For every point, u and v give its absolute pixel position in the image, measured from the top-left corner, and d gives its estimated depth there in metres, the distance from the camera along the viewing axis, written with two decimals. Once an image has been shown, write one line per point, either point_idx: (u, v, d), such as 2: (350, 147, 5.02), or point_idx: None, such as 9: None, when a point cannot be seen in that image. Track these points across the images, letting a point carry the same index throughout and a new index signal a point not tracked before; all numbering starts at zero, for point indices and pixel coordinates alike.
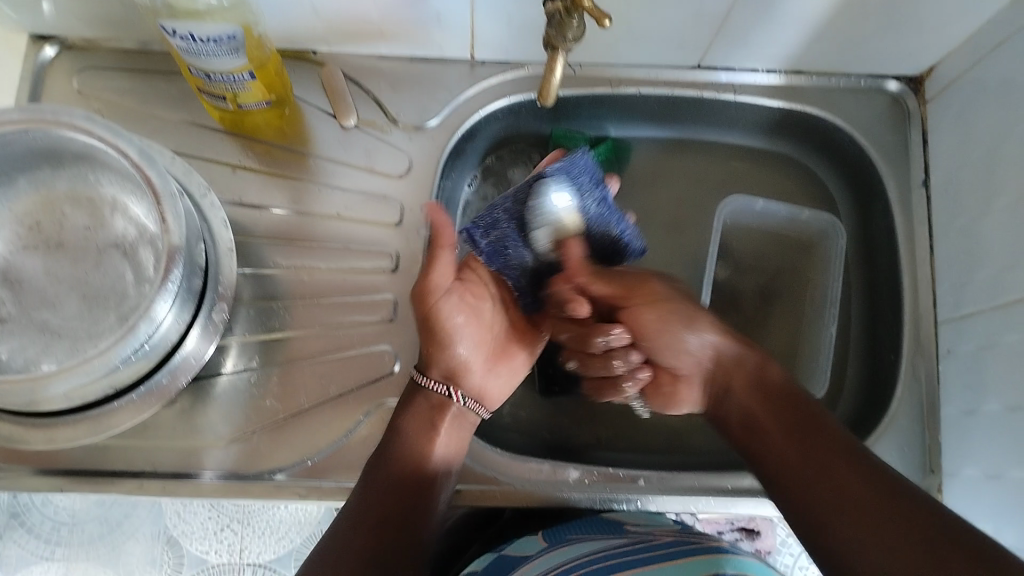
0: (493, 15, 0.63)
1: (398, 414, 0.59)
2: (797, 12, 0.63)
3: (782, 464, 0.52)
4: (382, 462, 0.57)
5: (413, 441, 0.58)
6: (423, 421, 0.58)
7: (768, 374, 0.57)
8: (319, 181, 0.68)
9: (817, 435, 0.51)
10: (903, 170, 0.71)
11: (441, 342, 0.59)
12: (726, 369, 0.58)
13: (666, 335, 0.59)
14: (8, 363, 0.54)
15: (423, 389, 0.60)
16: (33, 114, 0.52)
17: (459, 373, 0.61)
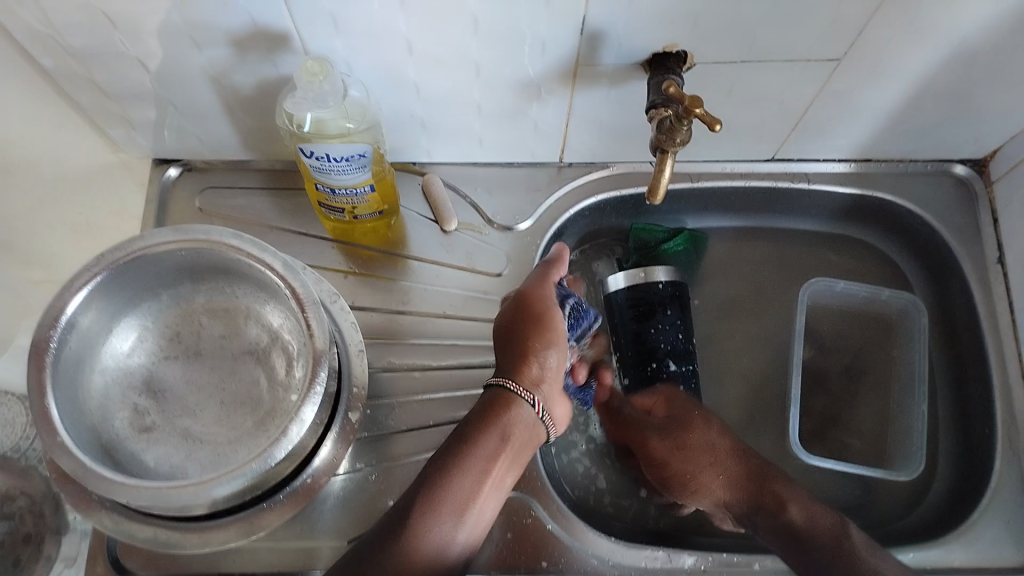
0: (587, 124, 0.68)
1: (472, 420, 0.58)
2: (870, 108, 0.67)
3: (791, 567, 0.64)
4: (441, 476, 0.56)
5: (476, 464, 0.57)
6: (491, 441, 0.57)
7: (789, 512, 0.64)
8: (423, 282, 0.72)
9: (821, 545, 0.61)
10: (977, 248, 0.75)
11: (546, 353, 0.62)
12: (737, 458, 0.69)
13: (680, 488, 0.69)
14: (155, 469, 0.57)
15: (510, 398, 0.60)
16: (187, 235, 0.58)
17: (540, 381, 0.62)
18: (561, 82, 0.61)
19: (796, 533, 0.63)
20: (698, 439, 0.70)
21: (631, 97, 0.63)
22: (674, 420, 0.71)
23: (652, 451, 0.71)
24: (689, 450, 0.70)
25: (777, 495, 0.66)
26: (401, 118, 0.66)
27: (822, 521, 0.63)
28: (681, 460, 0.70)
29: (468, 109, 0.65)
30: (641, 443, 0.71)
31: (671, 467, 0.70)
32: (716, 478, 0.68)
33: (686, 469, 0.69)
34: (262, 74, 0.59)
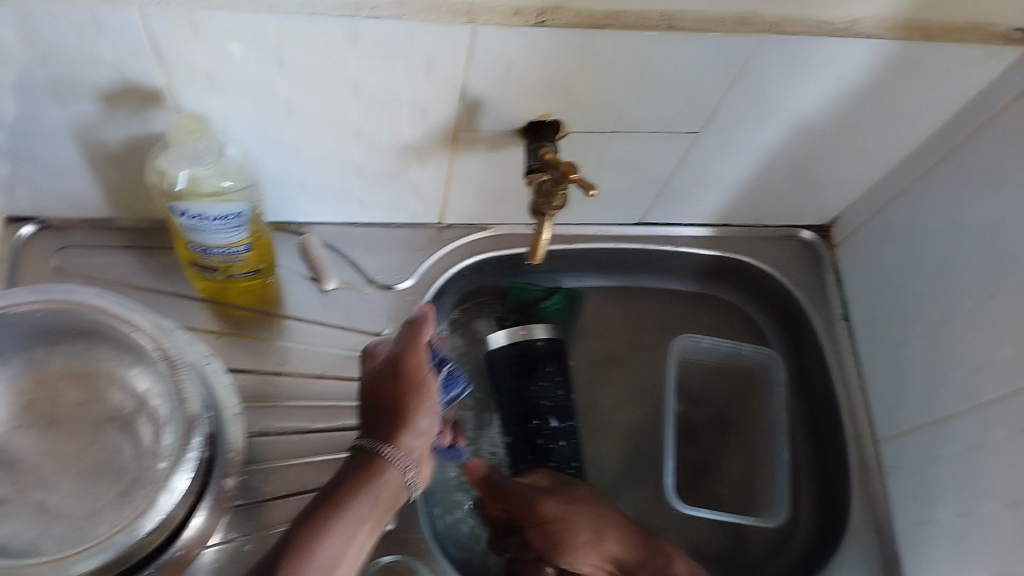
0: (467, 187, 0.70)
1: (338, 482, 0.54)
2: (730, 177, 0.73)
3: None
4: (296, 540, 0.50)
5: (345, 521, 0.52)
6: (359, 503, 0.53)
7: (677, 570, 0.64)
8: (301, 342, 0.71)
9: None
10: (825, 306, 0.82)
11: (417, 412, 0.57)
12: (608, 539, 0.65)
13: (561, 552, 0.64)
14: (2, 550, 0.52)
15: (376, 458, 0.55)
16: (50, 298, 0.57)
17: (415, 446, 0.57)
18: (442, 147, 0.63)
19: None
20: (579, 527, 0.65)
21: (509, 161, 0.66)
22: (550, 486, 0.68)
23: (540, 515, 0.65)
24: (569, 519, 0.65)
25: (660, 557, 0.65)
26: (282, 178, 0.65)
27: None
28: (566, 527, 0.65)
29: (349, 171, 0.65)
30: (529, 511, 0.66)
31: (554, 534, 0.65)
32: (596, 543, 0.65)
33: (571, 536, 0.65)
34: (133, 130, 0.57)
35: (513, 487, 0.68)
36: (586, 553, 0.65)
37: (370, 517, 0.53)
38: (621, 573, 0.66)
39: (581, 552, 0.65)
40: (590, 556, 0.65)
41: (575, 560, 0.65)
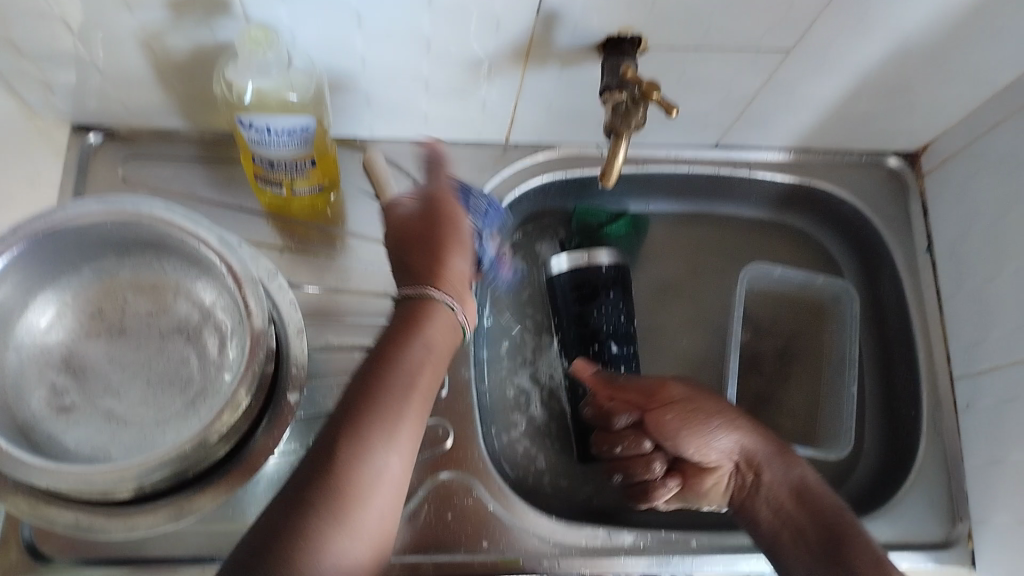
0: (535, 104, 0.67)
1: (387, 331, 0.56)
2: (814, 99, 0.68)
3: (810, 558, 0.57)
4: (363, 389, 0.51)
5: (400, 372, 0.53)
6: (413, 337, 0.55)
7: (797, 472, 0.62)
8: (362, 260, 0.70)
9: (829, 519, 0.59)
10: (908, 238, 0.78)
11: (449, 251, 0.61)
12: (755, 454, 0.63)
13: (692, 434, 0.62)
14: (75, 453, 0.54)
15: (424, 301, 0.58)
16: (114, 207, 0.55)
17: (454, 286, 0.61)
18: (514, 62, 0.60)
19: (802, 499, 0.61)
20: (714, 416, 0.63)
21: (582, 77, 0.63)
22: (682, 380, 0.65)
23: (672, 400, 0.64)
24: (705, 406, 0.63)
25: (786, 459, 0.63)
26: (346, 90, 0.63)
27: (823, 494, 0.61)
28: (703, 414, 0.63)
29: (414, 84, 0.63)
30: (660, 394, 0.64)
31: (684, 417, 0.63)
32: (739, 435, 0.63)
33: (707, 422, 0.62)
34: (198, 38, 0.56)
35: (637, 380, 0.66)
36: (722, 441, 0.62)
37: (423, 364, 0.54)
38: (750, 466, 0.63)
39: (716, 438, 0.62)
40: (721, 445, 0.63)
41: (699, 446, 0.62)
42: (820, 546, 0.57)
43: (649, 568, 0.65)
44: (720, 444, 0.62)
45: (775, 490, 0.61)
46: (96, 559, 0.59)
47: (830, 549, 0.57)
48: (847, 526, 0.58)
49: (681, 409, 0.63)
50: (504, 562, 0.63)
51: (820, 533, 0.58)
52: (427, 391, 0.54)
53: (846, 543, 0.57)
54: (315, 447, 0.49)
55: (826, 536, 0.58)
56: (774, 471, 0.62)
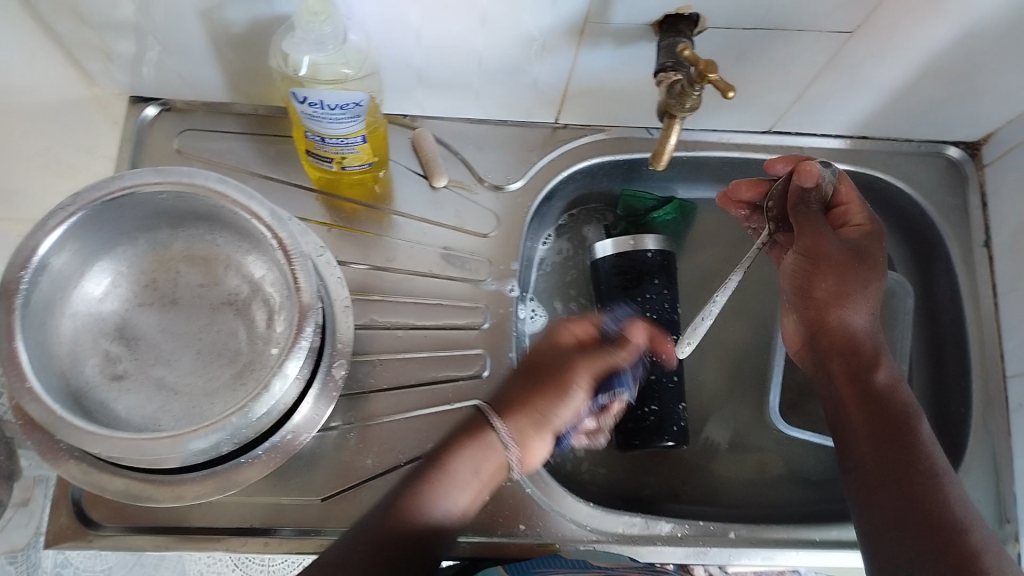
0: (588, 84, 0.66)
1: (450, 441, 0.57)
2: (876, 83, 0.66)
3: (864, 444, 0.57)
4: (420, 475, 0.55)
5: (455, 482, 0.55)
6: (470, 467, 0.56)
7: (879, 374, 0.59)
8: (407, 237, 0.70)
9: (901, 426, 0.57)
10: (965, 229, 0.75)
11: (546, 400, 0.59)
12: (879, 349, 0.61)
13: (860, 291, 0.61)
14: (127, 420, 0.55)
15: (487, 429, 0.57)
16: (170, 179, 0.56)
17: (528, 432, 0.58)
18: (567, 39, 0.59)
19: (879, 401, 0.58)
20: (854, 300, 0.61)
21: (638, 57, 0.62)
22: (876, 234, 0.63)
23: (867, 256, 0.62)
24: (881, 261, 0.63)
25: (873, 353, 0.61)
26: (398, 67, 0.63)
27: (902, 394, 0.59)
28: (867, 277, 0.61)
29: (467, 61, 0.63)
30: (812, 248, 0.61)
31: (843, 277, 0.61)
32: (860, 325, 0.61)
33: (828, 289, 0.61)
34: (255, 10, 0.56)
35: (857, 212, 0.65)
36: (854, 320, 0.61)
37: (475, 481, 0.56)
38: (822, 332, 0.62)
39: (851, 308, 0.61)
40: (807, 310, 0.63)
41: (843, 314, 0.61)
42: (889, 481, 0.55)
43: (687, 558, 0.64)
44: (857, 320, 0.61)
45: (841, 386, 0.61)
46: (142, 527, 0.60)
47: (903, 480, 0.54)
48: (918, 444, 0.56)
49: (841, 262, 0.61)
50: (540, 546, 0.63)
51: (883, 438, 0.57)
52: (478, 491, 0.56)
53: (911, 473, 0.54)
54: (378, 505, 0.53)
55: (887, 436, 0.57)
56: (875, 363, 0.60)
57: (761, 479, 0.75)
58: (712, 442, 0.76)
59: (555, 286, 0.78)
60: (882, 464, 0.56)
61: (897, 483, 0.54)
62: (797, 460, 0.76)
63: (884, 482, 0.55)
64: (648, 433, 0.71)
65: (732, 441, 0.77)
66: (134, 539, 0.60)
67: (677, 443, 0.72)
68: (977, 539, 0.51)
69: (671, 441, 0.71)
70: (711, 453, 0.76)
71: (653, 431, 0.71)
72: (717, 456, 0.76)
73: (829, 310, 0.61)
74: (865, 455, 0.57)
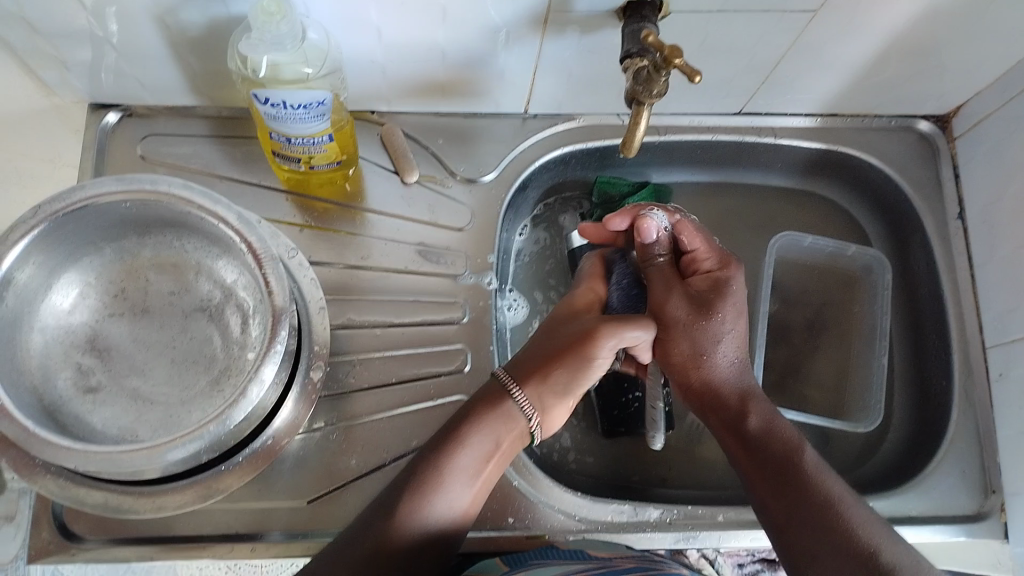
0: (555, 72, 0.66)
1: (464, 412, 0.57)
2: (843, 60, 0.66)
3: (758, 486, 0.56)
4: (415, 469, 0.54)
5: (470, 459, 0.55)
6: (492, 438, 0.56)
7: (749, 420, 0.58)
8: (381, 234, 0.69)
9: (784, 464, 0.56)
10: (938, 203, 0.75)
11: (558, 365, 0.59)
12: (743, 395, 0.60)
13: (702, 336, 0.60)
14: (102, 433, 0.54)
15: (506, 402, 0.58)
16: (133, 186, 0.55)
17: (543, 397, 0.59)
18: (531, 28, 0.59)
19: (770, 440, 0.57)
20: (714, 343, 0.60)
21: (603, 44, 0.61)
22: (724, 281, 0.60)
23: (717, 305, 0.59)
24: (733, 308, 0.60)
25: (741, 400, 0.60)
26: (361, 63, 0.62)
27: (780, 433, 0.58)
28: (716, 325, 0.59)
29: (431, 55, 0.62)
30: (660, 309, 0.61)
31: (691, 334, 0.60)
32: (726, 371, 0.60)
33: (683, 351, 0.60)
34: (212, 11, 0.55)
35: (707, 254, 0.62)
36: (717, 372, 0.60)
37: (487, 465, 0.56)
38: (699, 390, 0.61)
39: (710, 360, 0.60)
40: (678, 369, 0.62)
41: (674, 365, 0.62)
42: (800, 525, 0.53)
43: (676, 543, 0.65)
44: (719, 370, 0.60)
45: (722, 434, 0.60)
46: (125, 538, 0.60)
47: (805, 517, 0.53)
48: (810, 479, 0.54)
49: (664, 315, 0.61)
50: (529, 538, 0.63)
51: (770, 477, 0.56)
52: (493, 471, 0.57)
53: (828, 526, 0.52)
54: (373, 507, 0.52)
55: (781, 478, 0.55)
56: (745, 410, 0.59)
57: None
58: (696, 425, 0.76)
59: (534, 276, 0.78)
60: (787, 504, 0.54)
61: (802, 522, 0.53)
62: None
63: (795, 522, 0.53)
64: (633, 420, 0.72)
65: None
66: (119, 552, 0.59)
67: (663, 428, 0.73)
68: (891, 557, 0.50)
69: (655, 426, 0.73)
70: (696, 436, 0.76)
71: (638, 418, 0.72)
72: (702, 439, 0.76)
73: (693, 365, 0.60)
74: (765, 499, 0.55)
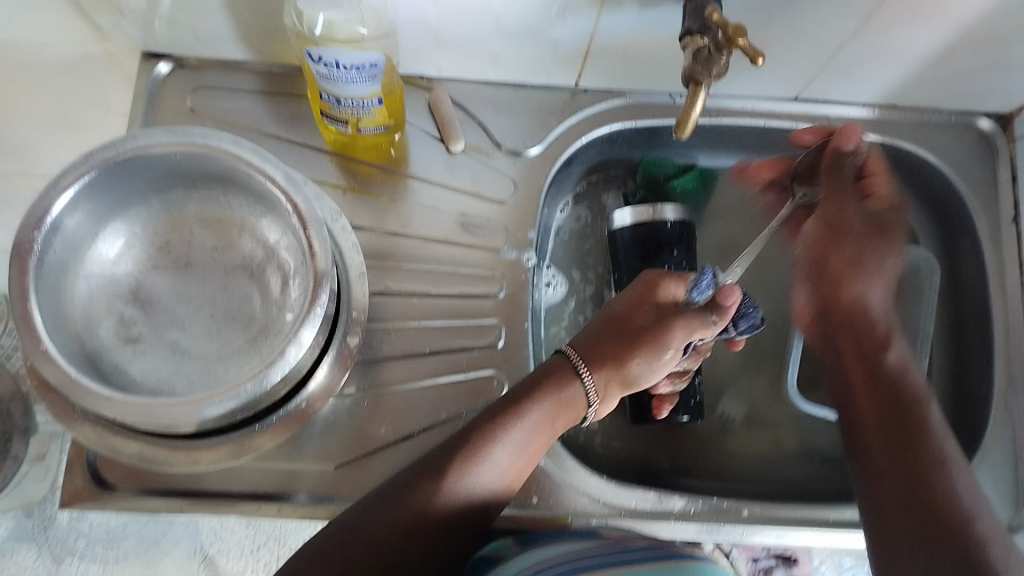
0: (610, 47, 0.64)
1: (526, 389, 0.57)
2: (906, 52, 0.64)
3: (871, 414, 0.54)
4: (451, 444, 0.53)
5: (517, 439, 0.55)
6: (544, 416, 0.56)
7: (887, 356, 0.56)
8: (423, 202, 0.69)
9: (907, 409, 0.52)
10: (993, 204, 0.74)
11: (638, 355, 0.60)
12: (886, 330, 0.58)
13: (873, 256, 0.60)
14: (141, 383, 0.54)
15: (566, 401, 0.58)
16: (184, 139, 0.55)
17: (611, 379, 0.60)
18: (591, 1, 0.58)
19: (884, 378, 0.55)
20: (869, 279, 0.59)
21: (662, 20, 0.60)
22: (898, 214, 0.62)
23: (886, 233, 0.61)
24: (890, 257, 0.60)
25: (883, 335, 0.57)
26: (415, 27, 0.62)
27: (913, 378, 0.55)
28: (884, 253, 0.60)
29: (487, 22, 0.61)
30: (834, 215, 0.61)
31: (862, 248, 0.60)
32: (872, 301, 0.59)
33: (836, 265, 0.60)
34: None
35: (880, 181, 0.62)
36: (869, 295, 0.59)
37: (530, 449, 0.56)
38: (839, 316, 0.60)
39: (871, 281, 0.59)
40: (815, 286, 0.62)
41: (850, 291, 0.59)
42: (897, 471, 0.50)
43: (697, 535, 0.64)
44: (871, 297, 0.59)
45: (851, 364, 0.58)
46: (154, 489, 0.61)
47: (895, 435, 0.52)
48: (924, 433, 0.51)
49: (862, 235, 0.60)
50: (552, 518, 0.62)
51: (888, 416, 0.53)
52: (533, 457, 0.56)
53: (913, 456, 0.50)
54: (395, 480, 0.52)
55: (897, 424, 0.52)
56: (886, 345, 0.57)
57: (775, 455, 0.74)
58: (726, 416, 0.76)
59: (572, 253, 0.77)
60: (890, 446, 0.51)
61: (903, 464, 0.50)
62: (812, 437, 0.75)
63: (888, 471, 0.50)
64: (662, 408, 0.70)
65: (747, 416, 0.76)
66: (148, 501, 0.60)
67: (692, 417, 0.72)
68: (986, 526, 0.46)
69: (685, 415, 0.71)
70: (724, 427, 0.75)
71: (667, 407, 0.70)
72: (730, 430, 0.75)
73: (845, 280, 0.60)
74: (872, 440, 0.53)
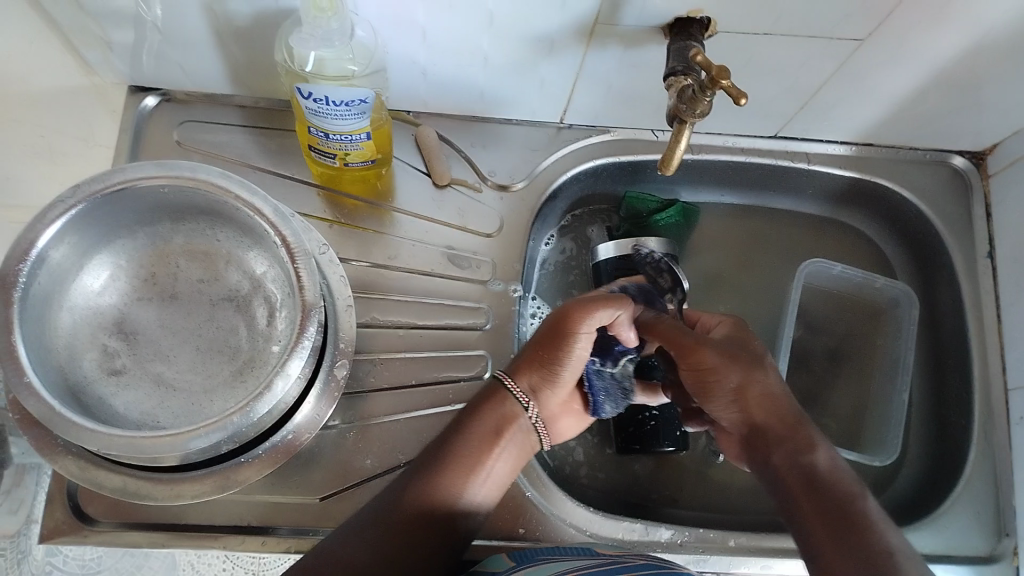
0: (594, 86, 0.66)
1: (468, 411, 0.58)
2: (882, 92, 0.66)
3: (810, 510, 0.51)
4: (434, 458, 0.55)
5: (476, 444, 0.55)
6: (487, 429, 0.56)
7: (814, 457, 0.53)
8: (409, 235, 0.69)
9: (844, 501, 0.50)
10: (968, 239, 0.75)
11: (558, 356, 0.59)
12: (811, 437, 0.55)
13: (737, 370, 0.57)
14: (125, 416, 0.54)
15: (506, 395, 0.58)
16: (173, 173, 0.55)
17: (543, 389, 0.60)
18: (577, 40, 0.59)
19: (818, 481, 0.52)
20: (762, 373, 0.57)
21: (645, 60, 0.61)
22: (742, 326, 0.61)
23: (750, 345, 0.59)
24: (763, 345, 0.60)
25: (807, 436, 0.55)
26: (403, 64, 0.63)
27: (843, 476, 0.52)
28: (762, 356, 0.59)
29: (474, 60, 0.62)
30: (691, 352, 0.58)
31: (738, 363, 0.57)
32: (780, 397, 0.57)
33: (732, 384, 0.57)
34: (262, 5, 0.56)
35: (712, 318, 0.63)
36: (772, 390, 0.57)
37: (496, 452, 0.56)
38: (759, 435, 0.56)
39: (764, 382, 0.57)
40: (731, 405, 0.57)
41: (721, 402, 0.58)
42: (834, 533, 0.48)
43: (686, 565, 0.64)
44: (773, 398, 0.57)
45: (787, 475, 0.53)
46: (136, 523, 0.60)
47: (840, 528, 0.48)
48: (863, 517, 0.49)
49: (722, 357, 0.57)
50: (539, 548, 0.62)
51: (832, 514, 0.49)
52: (500, 463, 0.57)
53: (852, 533, 0.48)
54: (383, 496, 0.53)
55: (837, 515, 0.49)
56: (813, 445, 0.54)
57: (759, 485, 0.75)
58: (710, 447, 0.76)
59: (558, 285, 0.78)
60: (824, 518, 0.50)
61: (846, 532, 0.48)
62: None
63: (834, 536, 0.48)
64: (647, 438, 0.71)
65: None
66: (131, 535, 0.59)
67: (677, 448, 0.72)
68: None
69: (671, 445, 0.71)
70: (708, 458, 0.76)
71: (652, 438, 0.71)
72: (714, 461, 0.75)
73: (748, 388, 0.57)
74: (823, 542, 0.49)
